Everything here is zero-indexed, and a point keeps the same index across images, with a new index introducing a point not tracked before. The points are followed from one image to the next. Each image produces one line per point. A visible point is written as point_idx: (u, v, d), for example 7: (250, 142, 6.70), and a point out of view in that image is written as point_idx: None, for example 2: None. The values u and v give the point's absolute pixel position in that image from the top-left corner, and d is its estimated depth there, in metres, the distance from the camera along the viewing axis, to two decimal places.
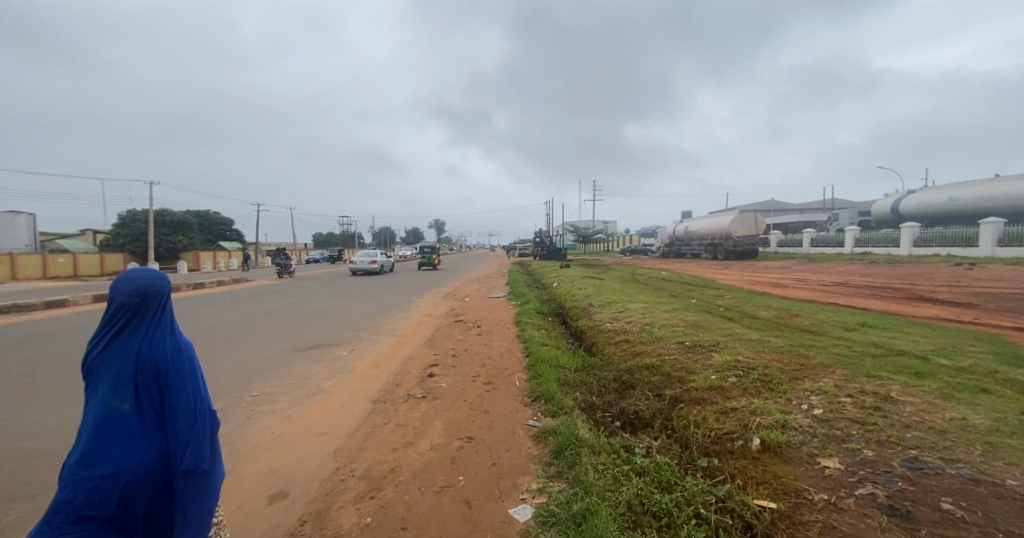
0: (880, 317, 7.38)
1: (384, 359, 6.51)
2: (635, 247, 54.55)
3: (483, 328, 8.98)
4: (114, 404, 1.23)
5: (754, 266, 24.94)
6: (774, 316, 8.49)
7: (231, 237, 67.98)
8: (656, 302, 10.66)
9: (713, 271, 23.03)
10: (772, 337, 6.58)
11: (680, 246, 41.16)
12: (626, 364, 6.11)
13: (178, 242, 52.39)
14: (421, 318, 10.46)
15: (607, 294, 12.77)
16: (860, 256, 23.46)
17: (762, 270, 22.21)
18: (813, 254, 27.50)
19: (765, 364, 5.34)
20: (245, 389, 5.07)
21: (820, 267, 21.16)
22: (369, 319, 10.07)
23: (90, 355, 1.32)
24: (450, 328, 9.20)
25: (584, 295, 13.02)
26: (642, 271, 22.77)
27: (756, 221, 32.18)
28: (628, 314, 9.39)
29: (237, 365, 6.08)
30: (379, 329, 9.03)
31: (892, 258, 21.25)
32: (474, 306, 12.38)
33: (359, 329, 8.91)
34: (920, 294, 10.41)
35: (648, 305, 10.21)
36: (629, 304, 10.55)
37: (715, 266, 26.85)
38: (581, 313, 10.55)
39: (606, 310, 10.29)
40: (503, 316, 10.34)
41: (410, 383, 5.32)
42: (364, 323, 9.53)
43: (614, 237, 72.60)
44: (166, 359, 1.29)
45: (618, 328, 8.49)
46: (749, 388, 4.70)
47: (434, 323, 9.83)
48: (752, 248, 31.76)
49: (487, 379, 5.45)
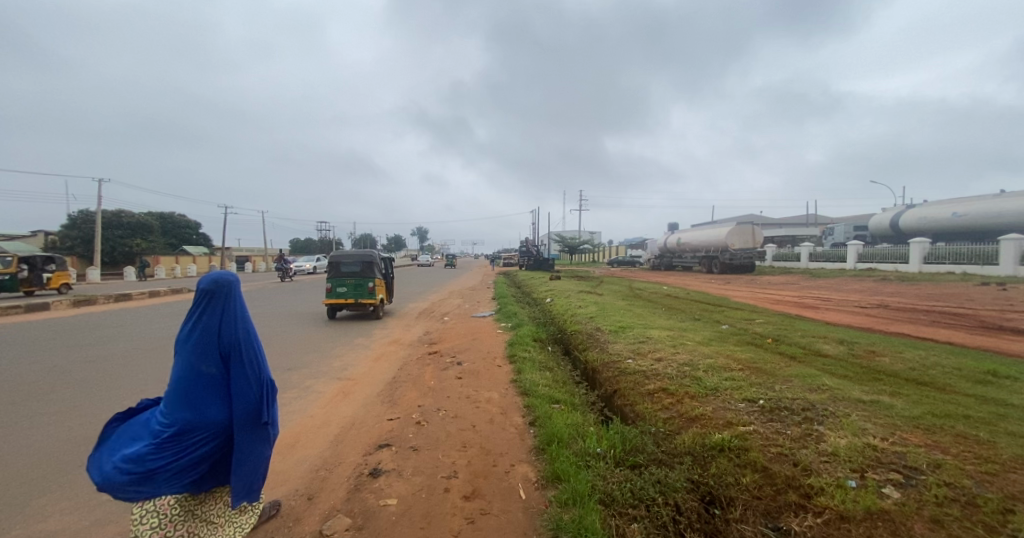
0: (1010, 363, 5.38)
1: (308, 432, 4.18)
2: (623, 257, 53.04)
3: (466, 364, 6.74)
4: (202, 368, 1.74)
5: (757, 281, 23.49)
6: (846, 354, 6.48)
7: (197, 242, 64.03)
8: (682, 329, 8.61)
9: (716, 285, 21.35)
10: (885, 394, 4.51)
11: (672, 258, 39.91)
12: (684, 444, 3.95)
13: (136, 245, 48.58)
14: (386, 347, 8.15)
15: (615, 316, 10.70)
16: (867, 273, 22.22)
17: (768, 286, 20.63)
18: (815, 270, 26.33)
19: (924, 454, 3.26)
20: (14, 534, 2.73)
21: (830, 284, 19.77)
22: (316, 351, 7.68)
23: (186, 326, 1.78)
24: (421, 364, 6.98)
25: (587, 317, 10.93)
26: (640, 285, 20.85)
27: (754, 233, 30.89)
28: (652, 348, 7.34)
29: (59, 465, 3.74)
30: (326, 366, 6.70)
31: (904, 275, 20.05)
32: (455, 329, 10.14)
33: (298, 367, 6.53)
34: (998, 322, 8.59)
35: (674, 334, 8.15)
36: (648, 333, 8.49)
37: (715, 279, 25.30)
38: (590, 344, 8.40)
39: (622, 340, 8.14)
40: (491, 345, 8.17)
41: (334, 498, 3.03)
42: (306, 358, 7.14)
43: (599, 248, 71.25)
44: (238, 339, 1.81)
45: (645, 368, 6.40)
46: (945, 520, 2.57)
47: (402, 356, 7.52)
48: (749, 262, 30.39)
49: (470, 484, 3.20)
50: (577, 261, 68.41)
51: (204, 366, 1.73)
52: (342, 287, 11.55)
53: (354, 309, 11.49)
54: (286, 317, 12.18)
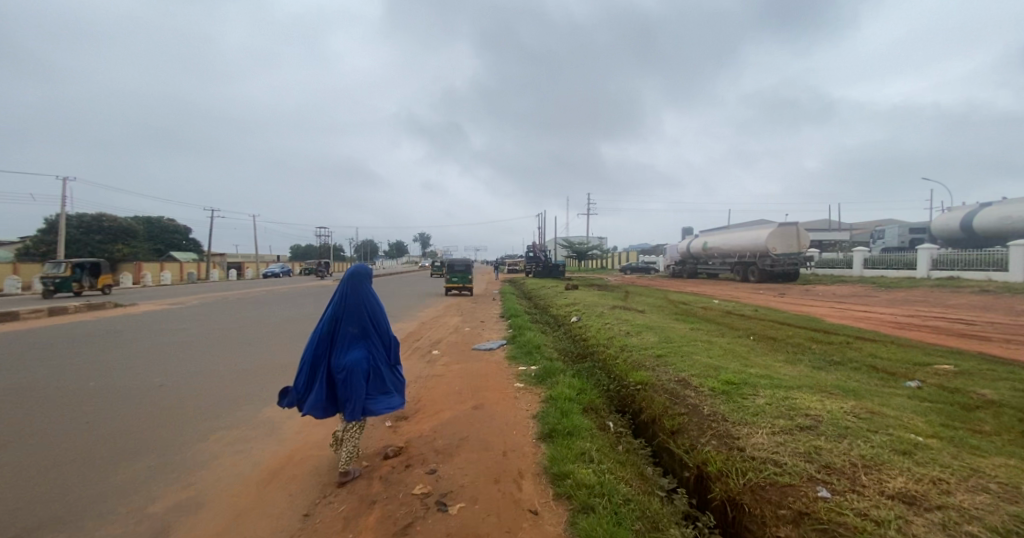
0: None
1: None
2: (638, 264, 49.39)
3: (454, 511, 2.89)
4: (351, 328, 3.55)
5: (816, 293, 19.70)
6: None
7: (186, 247, 61.11)
8: (852, 394, 4.74)
9: (773, 298, 17.55)
10: None
11: (696, 264, 36.20)
12: None
13: (115, 250, 44.96)
14: (313, 432, 4.36)
15: (695, 354, 6.92)
16: (953, 283, 18.40)
17: (839, 300, 16.80)
18: (878, 279, 22.52)
19: None
20: None
21: (920, 297, 15.95)
22: (170, 446, 3.90)
23: (349, 293, 3.58)
24: (359, 496, 3.13)
25: (648, 354, 7.13)
26: (680, 298, 17.14)
27: (800, 236, 27.01)
28: (850, 453, 3.44)
29: None
30: (128, 511, 2.84)
31: (1010, 286, 16.24)
32: (444, 378, 6.32)
33: (54, 517, 2.70)
34: None
35: (857, 408, 4.28)
36: (792, 399, 4.65)
37: (760, 290, 21.58)
38: (692, 434, 4.53)
39: (756, 422, 4.28)
40: (507, 427, 4.38)
41: None
42: (119, 476, 3.30)
43: (608, 254, 67.48)
44: (368, 308, 3.61)
45: (908, 530, 2.49)
46: None
47: (317, 469, 3.62)
48: (793, 270, 26.56)
49: None
50: (586, 267, 64.94)
51: (350, 326, 3.53)
52: (456, 277, 24.49)
53: (456, 287, 24.51)
54: (203, 347, 8.34)
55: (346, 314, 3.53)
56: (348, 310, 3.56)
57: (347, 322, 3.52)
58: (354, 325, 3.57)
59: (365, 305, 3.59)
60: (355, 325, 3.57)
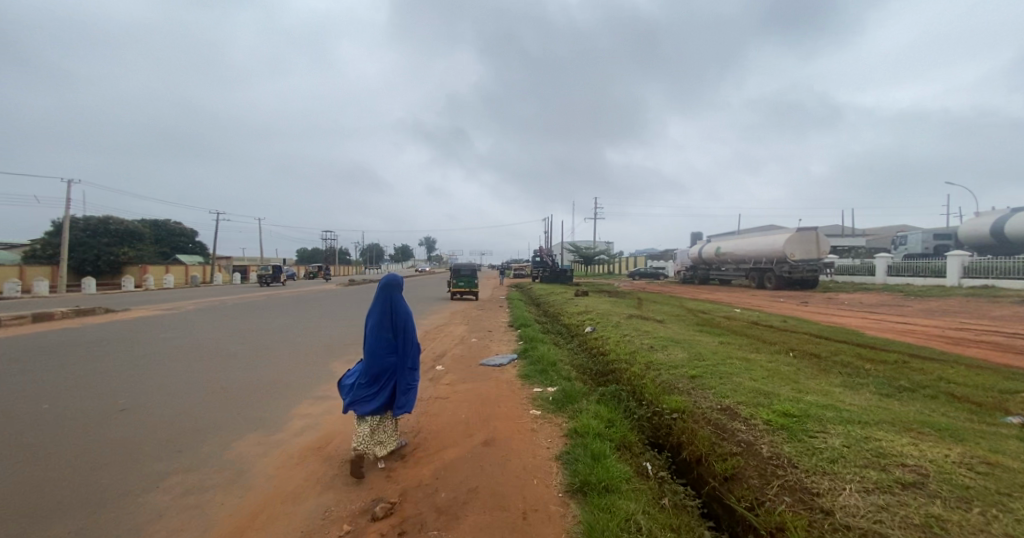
0: None
1: None
2: (647, 269, 48.27)
3: None
4: (381, 335, 3.64)
5: (841, 301, 18.66)
6: None
7: (191, 250, 61.05)
8: (950, 436, 3.85)
9: (796, 307, 16.60)
10: None
11: (709, 270, 35.15)
12: None
13: (121, 253, 44.79)
14: (288, 476, 3.58)
15: (735, 374, 6.09)
16: (989, 292, 17.31)
17: (868, 309, 15.79)
18: (905, 287, 21.38)
19: None
20: None
21: (957, 307, 14.91)
22: (100, 499, 3.08)
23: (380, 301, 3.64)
24: None
25: (680, 374, 6.31)
26: (697, 306, 16.29)
27: (819, 241, 25.96)
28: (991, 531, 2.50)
29: None
30: None
31: None
32: (450, 401, 5.55)
33: None
34: None
35: (969, 459, 3.38)
36: (877, 442, 3.76)
37: (779, 298, 20.54)
38: (754, 487, 3.65)
39: (838, 474, 3.38)
40: (526, 474, 3.56)
41: None
42: None
43: (616, 259, 66.39)
44: (396, 317, 3.64)
45: None
46: None
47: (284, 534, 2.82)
48: (812, 276, 25.47)
49: None
50: (593, 272, 63.94)
51: (380, 333, 3.62)
52: (462, 282, 23.77)
53: (462, 292, 23.77)
54: (187, 357, 7.68)
55: (377, 320, 3.63)
56: (379, 317, 3.65)
57: (377, 329, 3.62)
58: (383, 331, 3.65)
59: (393, 314, 3.62)
60: (385, 332, 3.64)
